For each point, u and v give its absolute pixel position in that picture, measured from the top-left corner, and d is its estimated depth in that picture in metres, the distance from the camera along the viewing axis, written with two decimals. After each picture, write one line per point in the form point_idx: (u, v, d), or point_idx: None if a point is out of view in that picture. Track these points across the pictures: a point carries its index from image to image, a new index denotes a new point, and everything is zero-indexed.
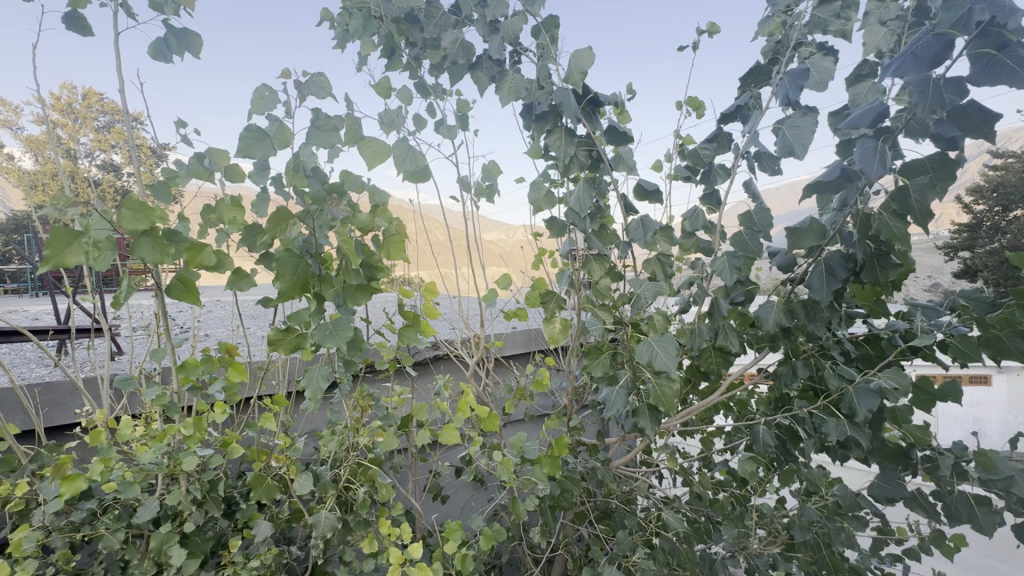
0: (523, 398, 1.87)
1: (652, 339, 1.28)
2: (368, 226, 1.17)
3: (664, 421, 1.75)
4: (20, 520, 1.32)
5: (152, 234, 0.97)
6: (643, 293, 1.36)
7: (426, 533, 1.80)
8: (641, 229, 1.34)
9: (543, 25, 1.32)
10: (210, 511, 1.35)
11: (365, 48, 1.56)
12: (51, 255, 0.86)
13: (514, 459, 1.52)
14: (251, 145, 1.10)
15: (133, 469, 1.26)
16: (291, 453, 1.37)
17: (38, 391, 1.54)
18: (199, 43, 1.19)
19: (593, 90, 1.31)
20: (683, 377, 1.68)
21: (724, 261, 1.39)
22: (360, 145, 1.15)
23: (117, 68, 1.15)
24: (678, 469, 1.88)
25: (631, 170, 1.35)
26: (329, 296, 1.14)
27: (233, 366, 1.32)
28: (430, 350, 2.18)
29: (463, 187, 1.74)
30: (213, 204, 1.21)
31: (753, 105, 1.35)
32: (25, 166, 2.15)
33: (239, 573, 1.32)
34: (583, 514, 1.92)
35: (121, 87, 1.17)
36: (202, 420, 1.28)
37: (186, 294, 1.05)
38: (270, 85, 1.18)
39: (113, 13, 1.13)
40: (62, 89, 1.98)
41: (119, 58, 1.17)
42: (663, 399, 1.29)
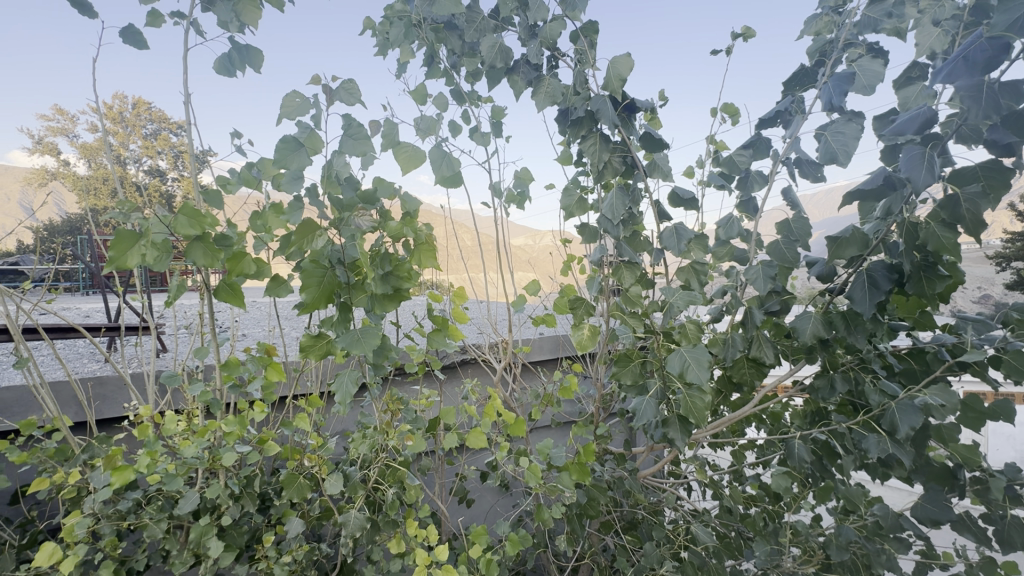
0: (550, 405, 1.86)
1: (684, 349, 1.26)
2: (398, 235, 1.18)
3: (693, 433, 1.71)
4: (73, 506, 1.40)
5: (204, 239, 1.03)
6: (675, 301, 1.33)
7: (451, 536, 1.81)
8: (674, 237, 1.33)
9: (581, 31, 1.33)
10: (246, 506, 1.40)
11: (404, 55, 1.60)
12: (115, 256, 0.93)
13: (541, 466, 1.50)
14: (286, 156, 1.14)
15: (176, 462, 1.32)
16: (323, 453, 1.40)
17: (91, 385, 1.63)
18: (259, 58, 1.28)
19: (630, 96, 1.31)
20: (714, 388, 1.65)
21: (759, 269, 1.36)
22: (397, 151, 1.18)
23: (184, 81, 1.22)
24: (708, 482, 1.84)
25: (666, 177, 1.34)
26: (358, 303, 1.17)
27: (272, 366, 1.34)
28: (458, 354, 2.20)
29: (495, 193, 1.76)
30: (259, 210, 1.26)
31: (796, 109, 1.32)
32: (81, 171, 2.29)
33: (272, 567, 1.36)
34: (609, 524, 1.90)
35: (187, 97, 1.25)
36: (242, 417, 1.33)
37: (230, 296, 1.11)
38: (300, 92, 1.22)
39: (186, 31, 1.18)
40: (116, 98, 2.10)
41: (185, 72, 1.23)
42: (694, 409, 1.26)
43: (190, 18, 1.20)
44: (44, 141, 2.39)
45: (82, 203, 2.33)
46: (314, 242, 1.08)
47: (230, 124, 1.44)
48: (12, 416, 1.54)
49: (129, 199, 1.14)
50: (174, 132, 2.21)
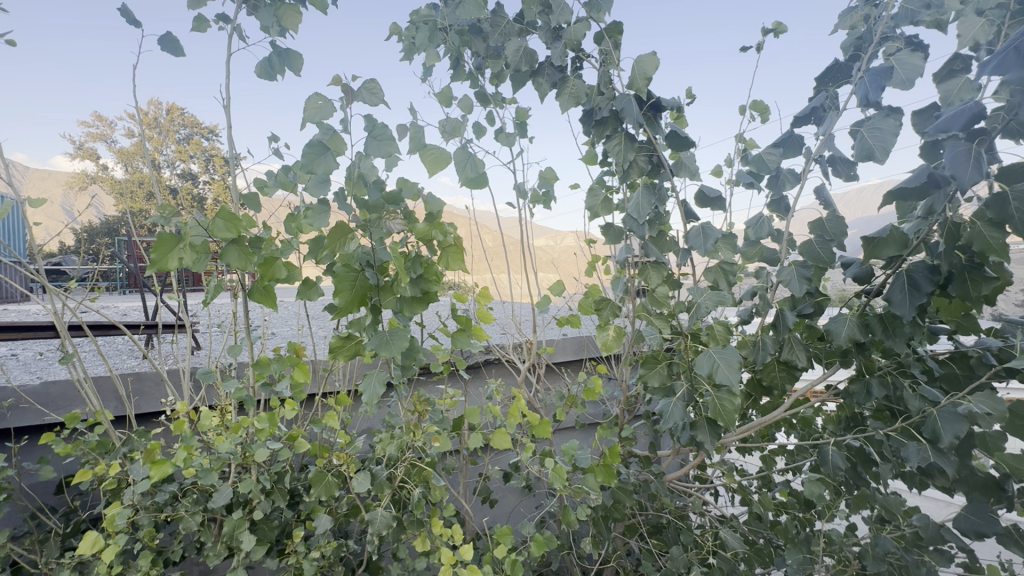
0: (574, 406, 1.85)
1: (713, 351, 1.23)
2: (426, 237, 1.19)
3: (721, 437, 1.68)
4: (113, 497, 1.46)
5: (239, 243, 1.06)
6: (703, 302, 1.30)
7: (475, 535, 1.81)
8: (701, 237, 1.31)
9: (606, 32, 1.32)
10: (277, 500, 1.43)
11: (430, 59, 1.61)
12: (158, 259, 0.98)
13: (566, 467, 1.49)
14: (313, 161, 1.17)
15: (211, 457, 1.35)
16: (350, 451, 1.42)
17: (130, 380, 1.70)
18: (298, 62, 1.39)
19: (656, 95, 1.30)
20: (743, 392, 1.61)
21: (791, 270, 1.33)
22: (423, 153, 1.19)
23: (226, 85, 1.31)
24: (736, 487, 1.80)
25: (694, 176, 1.31)
26: (388, 305, 1.19)
27: (299, 366, 1.37)
28: (482, 354, 2.21)
29: (519, 194, 1.76)
30: (293, 213, 1.29)
31: (831, 105, 1.28)
32: (119, 175, 2.38)
33: (302, 562, 1.38)
34: (634, 527, 1.88)
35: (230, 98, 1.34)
36: (273, 415, 1.36)
37: (264, 297, 1.13)
38: (322, 95, 1.25)
39: (231, 36, 1.31)
40: (151, 105, 2.18)
41: (229, 76, 1.32)
42: (723, 412, 1.24)
43: (235, 23, 1.33)
44: (85, 148, 2.50)
45: (119, 206, 2.43)
46: (346, 244, 1.11)
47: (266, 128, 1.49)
48: (57, 410, 1.61)
49: (171, 202, 1.19)
50: (206, 137, 2.29)
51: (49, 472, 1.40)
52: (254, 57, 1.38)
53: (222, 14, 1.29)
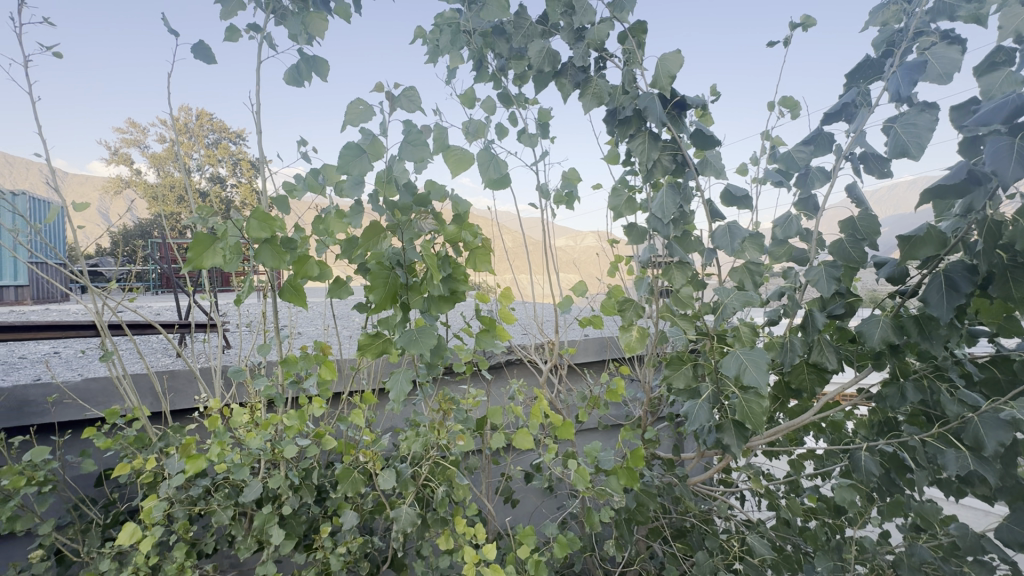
0: (597, 407, 1.84)
1: (740, 351, 1.20)
2: (455, 238, 1.21)
3: (747, 440, 1.65)
4: (150, 490, 1.51)
5: (272, 242, 1.09)
6: (729, 303, 1.28)
7: (498, 535, 1.82)
8: (727, 236, 1.27)
9: (630, 31, 1.31)
10: (305, 496, 1.47)
11: (454, 61, 1.63)
12: (194, 258, 1.01)
13: (589, 469, 1.49)
14: (349, 162, 1.19)
15: (242, 452, 1.39)
16: (375, 449, 1.44)
17: (165, 377, 1.76)
18: (325, 67, 1.45)
19: (680, 93, 1.28)
20: (770, 395, 1.58)
21: (820, 270, 1.29)
22: (446, 154, 1.20)
23: (257, 91, 1.36)
24: (763, 491, 1.77)
25: (719, 174, 1.27)
26: (415, 304, 1.22)
27: (326, 364, 1.40)
28: (504, 354, 2.21)
29: (542, 195, 1.76)
30: (320, 215, 1.31)
31: (863, 102, 1.25)
32: (153, 180, 2.47)
33: (329, 557, 1.41)
34: (657, 530, 1.86)
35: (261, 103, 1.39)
36: (301, 412, 1.39)
37: (294, 297, 1.15)
38: (364, 100, 1.29)
39: (262, 44, 1.37)
40: (183, 112, 2.26)
41: (259, 83, 1.37)
42: (751, 415, 1.21)
43: (264, 32, 1.39)
44: (120, 153, 2.60)
45: (153, 209, 2.52)
46: (380, 243, 1.16)
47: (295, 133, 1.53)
48: (98, 406, 1.68)
49: (209, 204, 1.24)
50: (235, 141, 2.35)
51: (91, 465, 1.46)
52: (283, 64, 1.43)
53: (253, 23, 1.35)
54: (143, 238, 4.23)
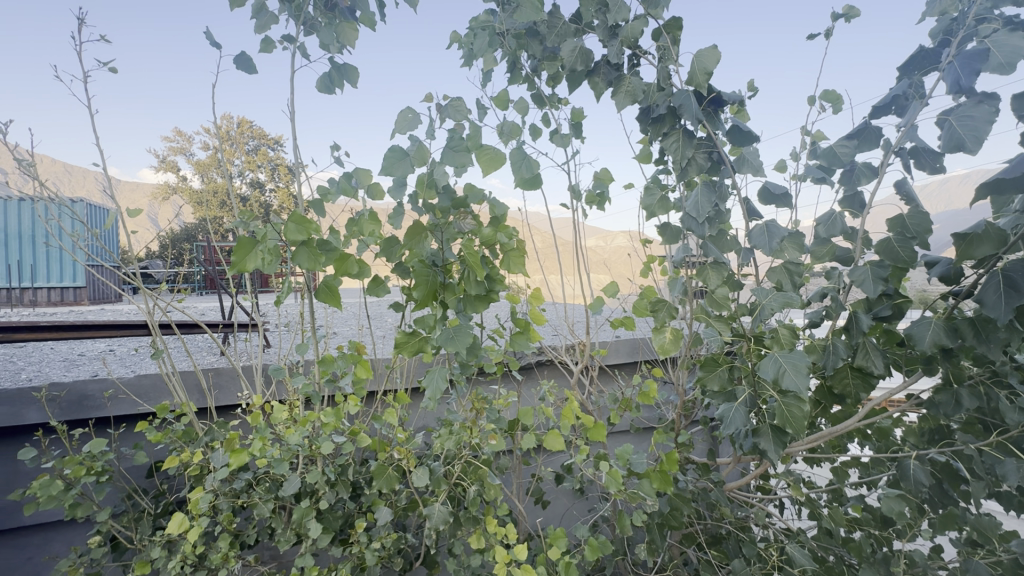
0: (629, 410, 1.81)
1: (779, 353, 1.17)
2: (491, 240, 1.24)
3: (787, 447, 1.59)
4: (197, 483, 1.58)
5: (309, 245, 1.13)
6: (767, 304, 1.24)
7: (528, 535, 1.82)
8: (765, 236, 1.23)
9: (664, 27, 1.29)
10: (341, 492, 1.51)
11: (488, 64, 1.64)
12: (237, 260, 1.06)
13: (621, 471, 1.47)
14: (393, 164, 1.22)
15: (282, 447, 1.44)
16: (409, 447, 1.46)
17: (210, 375, 1.84)
18: (355, 74, 1.50)
19: (716, 90, 1.26)
20: (811, 400, 1.52)
21: (866, 269, 1.24)
22: (479, 154, 1.21)
23: (292, 97, 1.42)
24: (804, 500, 1.71)
25: (757, 170, 1.23)
26: (451, 304, 1.24)
27: (362, 364, 1.44)
28: (535, 355, 2.21)
29: (574, 195, 1.75)
30: (355, 218, 1.34)
31: (913, 94, 1.20)
32: (199, 186, 2.59)
33: (364, 551, 1.44)
34: (692, 536, 1.82)
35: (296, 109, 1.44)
36: (338, 409, 1.43)
37: (330, 297, 1.19)
38: (413, 109, 1.33)
39: (295, 54, 1.44)
40: (226, 120, 2.36)
41: (294, 90, 1.43)
42: (791, 420, 1.17)
43: (297, 42, 1.45)
44: (167, 161, 2.73)
45: (199, 214, 2.64)
46: (421, 243, 1.18)
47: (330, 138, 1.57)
48: (149, 401, 1.78)
49: (252, 209, 1.30)
50: (273, 147, 2.44)
51: (143, 457, 1.54)
52: (315, 73, 1.49)
53: (286, 35, 1.41)
54: (189, 242, 4.43)
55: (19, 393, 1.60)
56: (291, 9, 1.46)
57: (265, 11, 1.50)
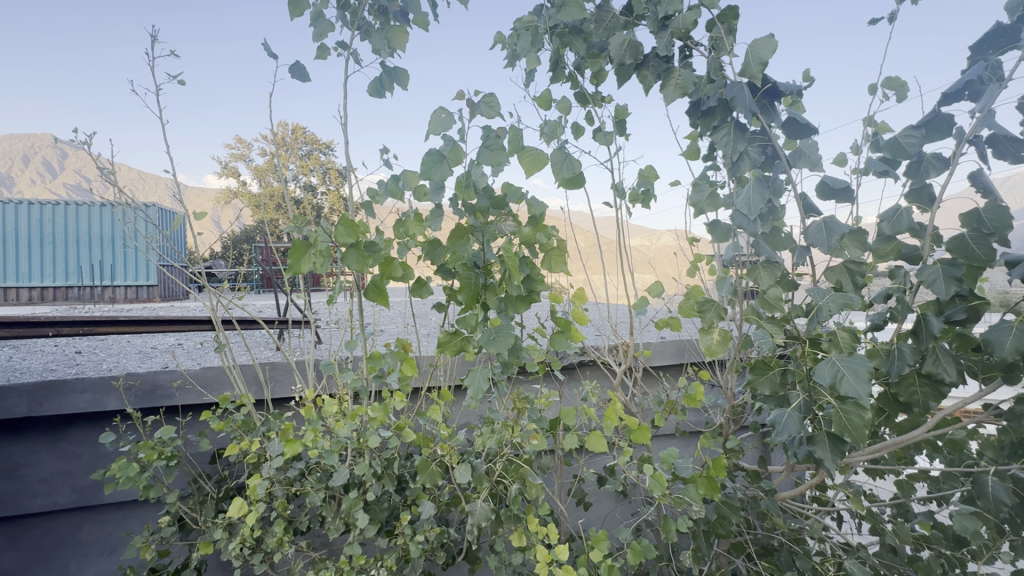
0: (674, 413, 1.77)
1: (837, 358, 1.10)
2: (531, 240, 1.25)
3: (846, 457, 1.51)
4: (255, 470, 1.68)
5: (358, 246, 1.18)
6: (824, 305, 1.18)
7: (570, 536, 1.81)
8: (823, 233, 1.16)
9: (718, 18, 1.25)
10: (387, 485, 1.56)
11: (533, 63, 1.65)
12: (293, 263, 1.12)
13: (665, 475, 1.43)
14: (431, 167, 1.26)
15: (332, 440, 1.50)
16: (452, 443, 1.49)
17: (267, 368, 1.94)
18: (405, 78, 1.54)
19: (772, 81, 1.21)
20: (873, 407, 1.43)
21: (936, 269, 1.16)
22: (522, 154, 1.22)
23: (344, 100, 1.51)
24: (865, 513, 1.61)
25: (814, 165, 1.17)
26: (492, 304, 1.25)
27: (407, 360, 1.48)
28: (577, 355, 2.20)
29: (618, 193, 1.72)
30: (401, 219, 1.37)
31: (990, 76, 1.10)
32: (257, 189, 2.74)
33: (408, 543, 1.48)
34: (740, 546, 1.76)
35: (347, 112, 1.52)
36: (384, 405, 1.47)
37: (379, 297, 1.23)
38: (446, 109, 1.35)
39: (348, 61, 1.53)
40: (282, 126, 2.48)
41: (346, 95, 1.52)
42: (849, 428, 1.11)
43: (351, 49, 1.54)
44: (228, 166, 2.90)
45: (257, 216, 2.78)
46: (463, 246, 1.21)
47: (380, 142, 1.63)
48: (212, 391, 1.89)
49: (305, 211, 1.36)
50: (324, 152, 2.54)
51: (207, 444, 1.65)
52: (367, 78, 1.55)
53: (340, 42, 1.50)
54: (248, 243, 4.68)
55: (101, 381, 1.75)
56: (347, 16, 1.54)
57: (322, 20, 1.57)
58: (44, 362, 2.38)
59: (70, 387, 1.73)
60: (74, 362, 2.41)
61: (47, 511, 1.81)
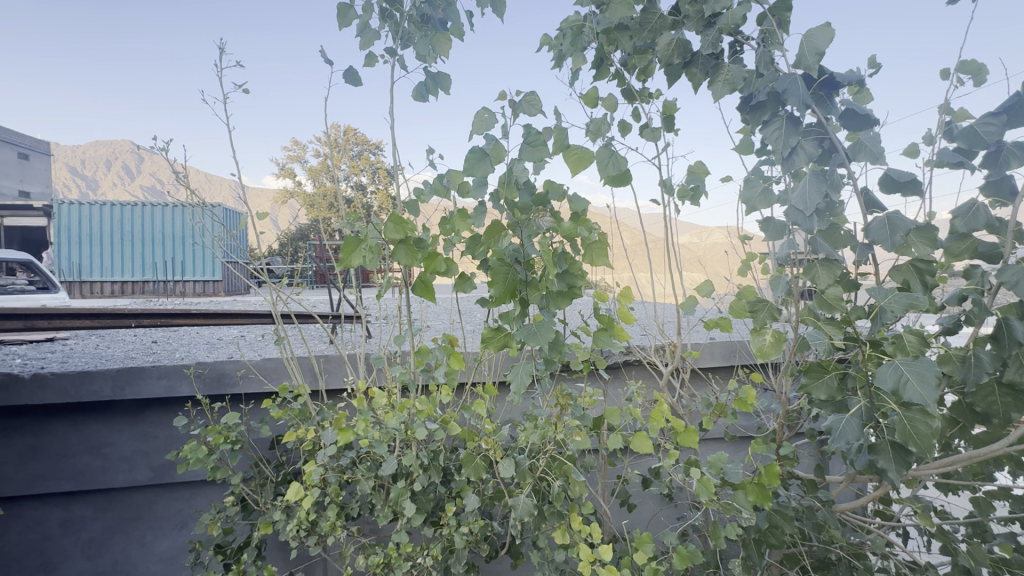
0: (723, 416, 1.71)
1: (900, 362, 1.03)
2: (572, 234, 1.26)
3: (913, 470, 1.42)
4: (310, 456, 1.77)
5: (406, 242, 1.23)
6: (887, 305, 1.11)
7: (613, 537, 1.79)
8: (885, 230, 1.09)
9: (770, 10, 1.21)
10: (433, 476, 1.60)
11: (577, 63, 1.63)
12: (344, 258, 1.19)
13: (714, 480, 1.39)
14: (474, 165, 1.28)
15: (382, 431, 1.56)
16: (496, 438, 1.52)
17: (321, 360, 2.04)
18: (448, 81, 1.60)
19: (829, 71, 1.15)
20: (946, 418, 1.34)
21: (1019, 269, 1.06)
22: (567, 153, 1.23)
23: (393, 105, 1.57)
24: (935, 530, 1.50)
25: (876, 158, 1.11)
26: (535, 300, 1.26)
27: (454, 355, 1.50)
28: (623, 354, 2.17)
29: (666, 190, 1.68)
30: (446, 217, 1.39)
31: None
32: (311, 189, 2.86)
33: (453, 533, 1.52)
34: (795, 558, 1.68)
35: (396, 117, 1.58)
36: (431, 398, 1.51)
37: (425, 293, 1.27)
38: (489, 109, 1.37)
39: (394, 67, 1.65)
40: (334, 128, 2.58)
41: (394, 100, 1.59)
42: (915, 437, 1.04)
43: (398, 55, 1.66)
44: (286, 168, 3.05)
45: (312, 216, 2.91)
46: (501, 241, 1.24)
47: (427, 143, 1.68)
48: (272, 381, 2.01)
49: (357, 211, 1.42)
50: (373, 152, 2.62)
51: (267, 431, 1.76)
52: (412, 83, 1.59)
53: (388, 49, 1.62)
54: (303, 240, 4.89)
55: (175, 368, 1.90)
56: (391, 25, 1.62)
57: (368, 29, 1.63)
58: (126, 350, 2.61)
59: (148, 373, 1.88)
60: (151, 351, 2.62)
61: (129, 486, 1.98)
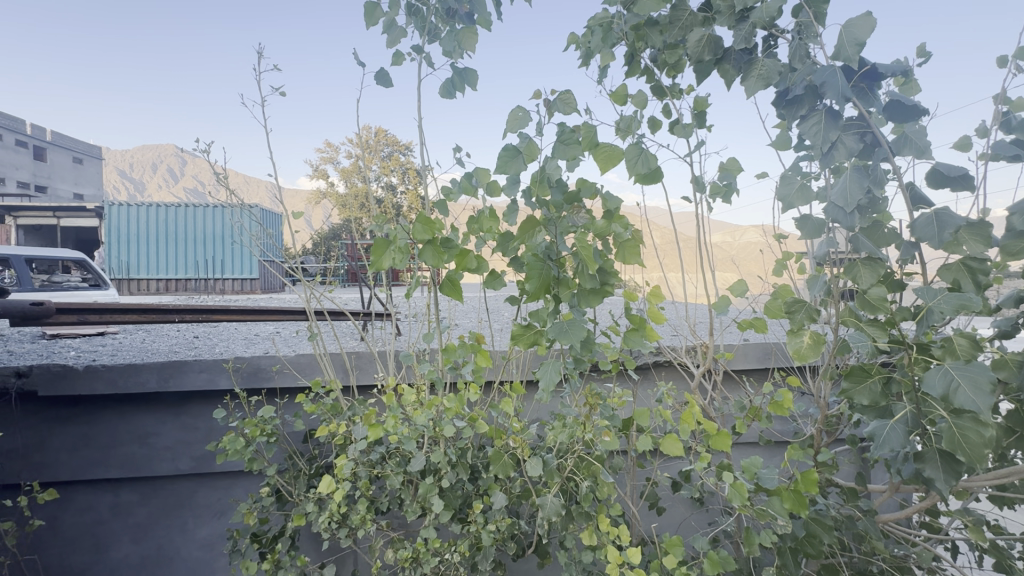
0: (757, 420, 1.65)
1: (951, 365, 0.98)
2: (605, 232, 1.26)
3: (963, 481, 1.34)
4: (341, 451, 1.80)
5: (433, 243, 1.23)
6: (936, 306, 1.05)
7: (642, 540, 1.76)
8: (933, 227, 1.03)
9: (806, 1, 1.15)
10: (460, 473, 1.61)
11: (605, 60, 1.61)
12: (374, 259, 1.22)
13: (747, 485, 1.35)
14: (507, 163, 1.29)
15: (410, 427, 1.58)
16: (524, 437, 1.52)
17: (353, 357, 2.08)
18: (474, 77, 1.61)
19: (871, 63, 1.10)
20: (1000, 427, 1.26)
21: None
22: (599, 151, 1.23)
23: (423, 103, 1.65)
24: (988, 545, 1.42)
25: (921, 152, 1.08)
26: (566, 298, 1.26)
27: (481, 353, 1.51)
28: (652, 355, 2.14)
29: (697, 187, 1.65)
30: (475, 215, 1.38)
31: None
32: (343, 189, 2.92)
33: (480, 531, 1.52)
34: (834, 568, 1.61)
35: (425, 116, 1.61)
36: (459, 395, 1.52)
37: (453, 292, 1.27)
38: (523, 108, 1.37)
39: (421, 65, 1.69)
40: (365, 129, 2.64)
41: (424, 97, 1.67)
42: (966, 446, 0.98)
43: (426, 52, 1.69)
44: (319, 170, 3.13)
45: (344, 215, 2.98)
46: (535, 237, 1.23)
47: (454, 142, 1.69)
48: (307, 376, 2.06)
49: (385, 211, 1.43)
50: (403, 152, 2.65)
51: (301, 424, 1.80)
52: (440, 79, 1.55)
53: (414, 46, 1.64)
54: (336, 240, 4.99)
55: (215, 362, 1.97)
56: (417, 21, 1.63)
57: (395, 27, 1.66)
58: (169, 345, 2.72)
59: (190, 366, 1.96)
60: (192, 346, 2.73)
61: (171, 475, 2.07)
